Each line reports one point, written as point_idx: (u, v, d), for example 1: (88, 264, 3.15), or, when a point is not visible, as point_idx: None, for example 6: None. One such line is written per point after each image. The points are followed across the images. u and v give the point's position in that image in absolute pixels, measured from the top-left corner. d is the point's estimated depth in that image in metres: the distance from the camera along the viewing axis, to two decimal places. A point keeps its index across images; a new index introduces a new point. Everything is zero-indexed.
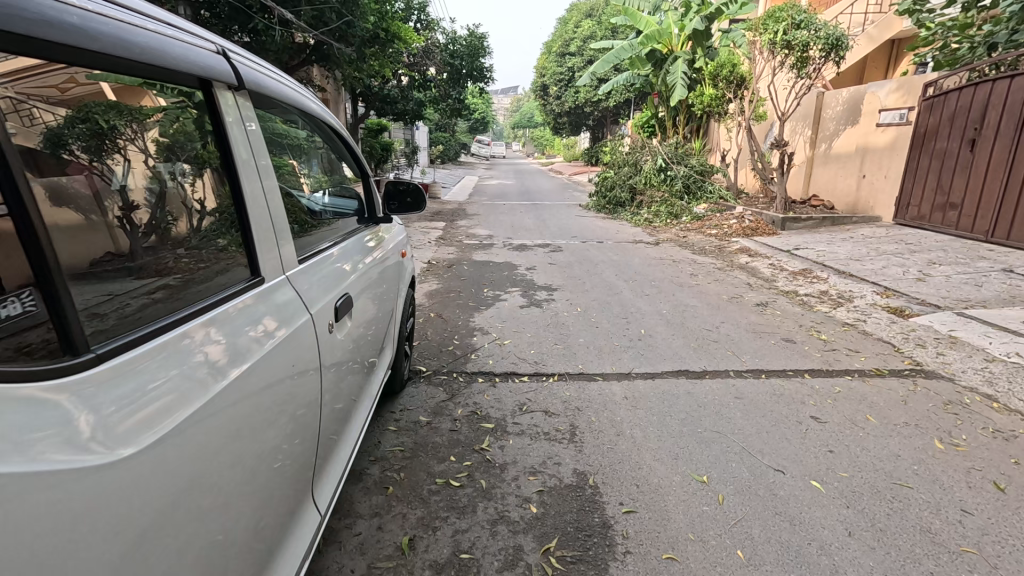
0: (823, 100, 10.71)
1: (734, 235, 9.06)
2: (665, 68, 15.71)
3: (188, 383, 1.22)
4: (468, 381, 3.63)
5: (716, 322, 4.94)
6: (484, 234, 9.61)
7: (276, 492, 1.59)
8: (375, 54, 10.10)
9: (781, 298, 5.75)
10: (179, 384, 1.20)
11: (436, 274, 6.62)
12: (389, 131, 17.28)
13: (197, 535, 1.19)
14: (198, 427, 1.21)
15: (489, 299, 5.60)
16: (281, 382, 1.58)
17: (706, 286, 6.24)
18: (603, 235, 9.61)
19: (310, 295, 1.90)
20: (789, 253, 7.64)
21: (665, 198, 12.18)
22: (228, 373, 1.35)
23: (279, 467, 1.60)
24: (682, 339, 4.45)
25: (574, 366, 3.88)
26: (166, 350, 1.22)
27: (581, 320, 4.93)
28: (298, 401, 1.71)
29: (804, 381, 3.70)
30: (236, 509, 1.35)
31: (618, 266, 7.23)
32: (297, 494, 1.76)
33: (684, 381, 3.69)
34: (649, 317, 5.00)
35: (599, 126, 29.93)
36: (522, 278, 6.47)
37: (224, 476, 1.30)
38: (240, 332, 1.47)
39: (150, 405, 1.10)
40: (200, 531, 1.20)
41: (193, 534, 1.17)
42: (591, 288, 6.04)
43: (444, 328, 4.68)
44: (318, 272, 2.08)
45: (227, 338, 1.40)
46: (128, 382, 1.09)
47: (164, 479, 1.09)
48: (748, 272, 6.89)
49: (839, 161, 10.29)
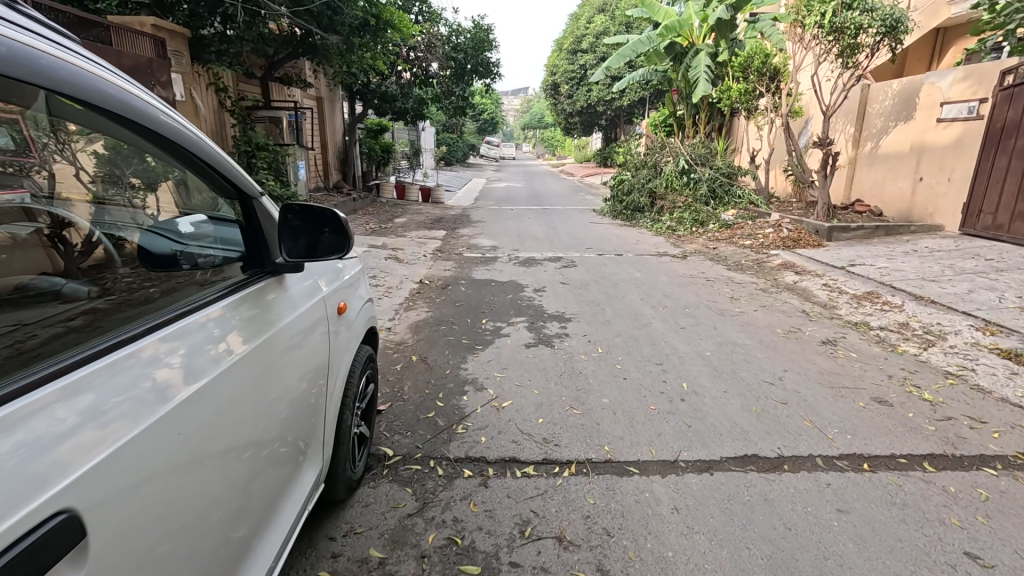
0: (869, 93, 9.54)
1: (773, 247, 7.92)
2: (686, 62, 14.56)
3: (135, 407, 1.14)
4: (450, 476, 2.58)
5: (777, 369, 3.84)
6: (487, 246, 8.57)
7: (232, 531, 1.42)
8: (366, 44, 9.10)
9: (850, 333, 4.63)
10: (134, 403, 1.14)
11: (426, 299, 5.60)
12: (390, 131, 16.29)
13: (153, 559, 1.12)
14: (145, 452, 1.12)
15: (488, 333, 4.55)
16: (246, 399, 1.49)
17: (752, 314, 5.16)
18: (622, 247, 8.54)
19: (263, 322, 1.66)
20: (844, 271, 6.49)
21: (688, 203, 11.03)
22: (180, 395, 1.25)
23: (236, 500, 1.44)
24: (738, 399, 3.37)
25: (598, 448, 2.81)
26: (117, 369, 1.17)
27: (603, 367, 3.87)
28: (264, 418, 1.60)
29: (928, 477, 2.59)
30: (193, 532, 1.25)
31: (642, 287, 6.13)
32: (267, 516, 1.63)
33: (756, 476, 2.59)
34: (690, 364, 3.92)
35: (613, 125, 28.72)
36: (529, 303, 5.42)
37: (183, 497, 1.22)
38: (197, 351, 1.38)
39: (97, 426, 1.05)
40: (156, 554, 1.13)
41: (148, 558, 1.10)
42: (612, 318, 4.97)
43: (426, 379, 3.66)
44: (265, 298, 1.73)
45: (188, 357, 1.33)
46: (75, 404, 1.04)
47: (118, 498, 1.04)
48: (799, 294, 5.78)
49: (888, 161, 9.12)
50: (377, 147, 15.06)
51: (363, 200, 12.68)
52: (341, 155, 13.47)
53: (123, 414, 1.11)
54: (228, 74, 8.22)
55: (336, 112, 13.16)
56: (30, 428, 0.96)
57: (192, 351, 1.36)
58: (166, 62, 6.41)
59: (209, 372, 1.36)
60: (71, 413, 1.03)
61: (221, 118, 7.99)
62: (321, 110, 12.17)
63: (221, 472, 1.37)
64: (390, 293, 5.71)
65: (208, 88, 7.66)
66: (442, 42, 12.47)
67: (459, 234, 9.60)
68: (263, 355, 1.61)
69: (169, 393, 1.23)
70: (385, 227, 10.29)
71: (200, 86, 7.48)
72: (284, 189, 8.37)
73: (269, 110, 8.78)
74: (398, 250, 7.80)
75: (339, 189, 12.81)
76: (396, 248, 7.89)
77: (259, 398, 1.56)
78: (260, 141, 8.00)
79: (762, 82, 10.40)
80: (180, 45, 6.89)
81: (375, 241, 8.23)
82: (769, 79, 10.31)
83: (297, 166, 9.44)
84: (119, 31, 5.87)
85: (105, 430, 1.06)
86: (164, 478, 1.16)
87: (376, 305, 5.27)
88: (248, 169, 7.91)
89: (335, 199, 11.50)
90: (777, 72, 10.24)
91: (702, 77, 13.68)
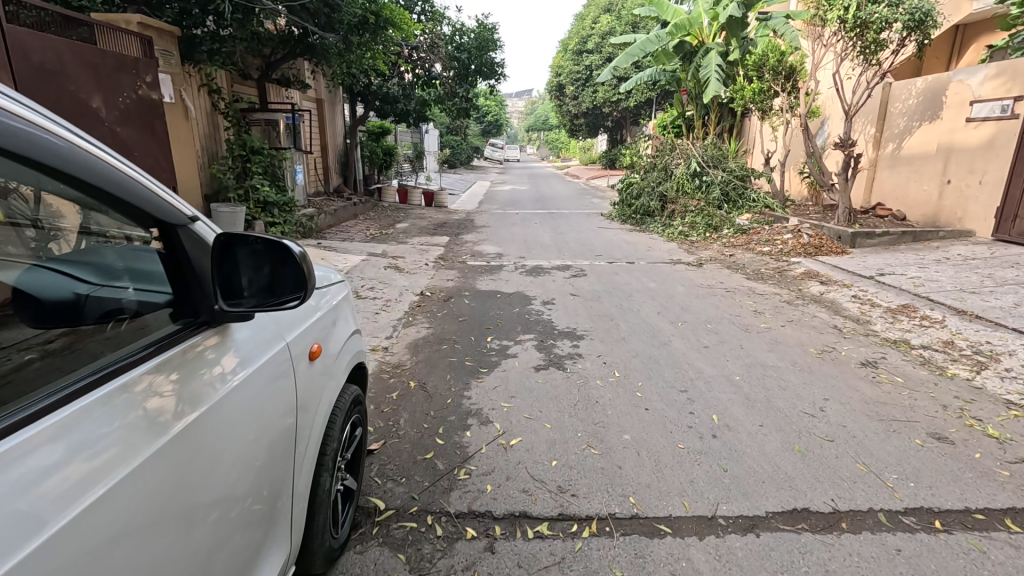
0: (891, 92, 9.11)
1: (793, 255, 7.52)
2: (696, 61, 14.14)
3: (129, 439, 1.06)
4: (450, 538, 2.20)
5: (816, 397, 3.45)
6: (492, 253, 8.20)
7: (242, 556, 1.36)
8: (366, 44, 8.76)
9: (891, 352, 4.22)
10: (129, 433, 1.06)
11: (427, 312, 5.24)
12: (392, 134, 15.97)
13: None
14: (132, 488, 1.03)
15: (493, 354, 4.18)
16: (252, 419, 1.40)
17: (780, 331, 4.75)
18: (633, 254, 8.16)
19: (263, 339, 1.55)
20: (874, 280, 6.08)
21: (701, 207, 10.64)
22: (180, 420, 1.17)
23: (247, 524, 1.38)
24: (777, 435, 2.98)
25: (622, 500, 2.43)
26: (110, 399, 1.08)
27: (622, 395, 3.48)
28: (274, 438, 1.51)
29: (1016, 540, 2.19)
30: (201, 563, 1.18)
31: (658, 299, 5.75)
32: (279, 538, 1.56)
33: (811, 539, 2.20)
34: (718, 390, 3.53)
35: (618, 127, 28.29)
36: (537, 318, 5.05)
37: (187, 527, 1.15)
38: (194, 375, 1.27)
39: (89, 462, 0.97)
40: None
41: None
42: (627, 335, 4.58)
43: (425, 409, 3.29)
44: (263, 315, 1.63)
45: (186, 380, 1.24)
46: (63, 441, 0.96)
47: (114, 539, 0.97)
48: (827, 308, 5.37)
49: (912, 163, 8.69)
50: (379, 150, 14.73)
51: (364, 205, 12.36)
52: (342, 158, 13.15)
53: (115, 446, 1.03)
54: (223, 75, 7.91)
55: (336, 114, 12.84)
56: (14, 470, 0.88)
57: (189, 376, 1.26)
58: (155, 63, 6.10)
59: (208, 398, 1.26)
60: (59, 449, 0.95)
61: (215, 121, 7.67)
62: (321, 113, 11.85)
63: (218, 505, 1.26)
64: (389, 305, 5.35)
65: (202, 90, 7.34)
66: (445, 42, 12.13)
67: (463, 241, 9.25)
68: (268, 372, 1.52)
69: (161, 423, 1.13)
70: (387, 233, 9.95)
71: (193, 88, 7.16)
72: (282, 195, 8.06)
73: (265, 113, 8.44)
74: (399, 259, 7.44)
75: (340, 193, 12.48)
76: (397, 256, 7.55)
77: (265, 417, 1.48)
78: (256, 144, 7.67)
79: (777, 81, 9.93)
80: (171, 44, 6.57)
81: (376, 248, 7.90)
82: (785, 77, 9.79)
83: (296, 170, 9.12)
84: (104, 29, 5.55)
85: (92, 462, 0.97)
86: (150, 515, 1.06)
87: (374, 320, 4.92)
88: (243, 175, 7.58)
89: (335, 203, 11.18)
90: (793, 71, 9.77)
91: (713, 77, 13.23)
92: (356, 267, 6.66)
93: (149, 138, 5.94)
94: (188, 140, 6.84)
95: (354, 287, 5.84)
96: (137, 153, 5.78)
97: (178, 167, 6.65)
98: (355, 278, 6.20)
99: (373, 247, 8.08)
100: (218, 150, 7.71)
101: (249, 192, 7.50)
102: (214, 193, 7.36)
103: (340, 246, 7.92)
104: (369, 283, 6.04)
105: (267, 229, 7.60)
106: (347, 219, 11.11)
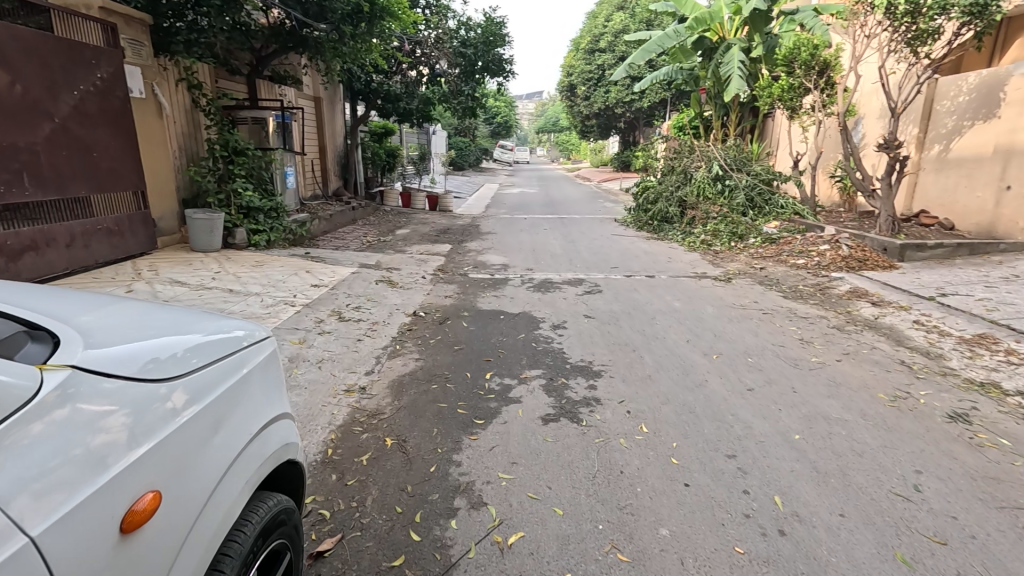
0: (938, 88, 8.25)
1: (833, 269, 6.73)
2: (717, 58, 13.34)
3: (76, 471, 0.99)
4: None
5: (907, 467, 2.68)
6: (497, 264, 7.48)
7: None
8: (361, 36, 8.09)
9: (981, 399, 3.44)
10: (77, 466, 0.99)
11: (419, 338, 4.52)
12: (396, 134, 15.32)
13: None
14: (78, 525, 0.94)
15: (491, 397, 3.46)
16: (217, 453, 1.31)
17: (837, 367, 3.97)
18: (653, 266, 7.39)
19: (220, 372, 1.43)
20: (934, 302, 5.28)
21: (723, 213, 9.84)
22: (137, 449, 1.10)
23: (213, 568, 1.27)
24: (869, 531, 2.22)
25: None
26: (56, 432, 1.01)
27: (653, 462, 2.73)
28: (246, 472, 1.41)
29: None
30: None
31: (686, 322, 5.00)
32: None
33: None
34: (775, 456, 2.77)
35: (631, 128, 27.50)
36: (546, 347, 4.31)
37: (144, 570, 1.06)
38: (148, 408, 1.18)
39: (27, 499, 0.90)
40: None
41: None
42: (654, 372, 3.83)
43: (400, 481, 2.57)
44: (219, 351, 1.49)
45: (141, 412, 1.16)
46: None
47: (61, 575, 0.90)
48: (887, 337, 4.58)
49: (963, 166, 7.83)
50: (382, 151, 14.08)
51: (364, 209, 11.71)
52: (341, 160, 12.51)
53: (60, 482, 0.96)
54: (204, 67, 7.24)
55: (336, 113, 12.20)
56: None
57: (142, 409, 1.16)
58: (121, 53, 5.46)
59: (163, 429, 1.17)
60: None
61: (195, 118, 7.00)
62: (319, 112, 11.22)
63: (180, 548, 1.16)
64: (376, 329, 4.65)
65: (179, 83, 6.66)
66: (450, 37, 11.45)
67: (466, 250, 8.54)
68: (229, 401, 1.41)
69: (113, 455, 1.05)
70: (385, 240, 9.28)
71: (170, 82, 6.49)
72: (269, 199, 7.42)
73: (253, 111, 7.81)
74: (394, 270, 6.76)
75: (339, 197, 11.85)
76: (392, 268, 6.86)
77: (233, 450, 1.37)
78: (241, 144, 7.05)
79: (809, 77, 9.29)
80: (143, 33, 5.94)
81: (370, 259, 7.22)
82: (818, 74, 9.17)
83: (287, 171, 8.48)
84: (63, 14, 4.93)
85: (34, 501, 0.91)
86: (119, 545, 1.01)
87: (356, 347, 4.22)
88: (226, 177, 6.96)
89: (333, 208, 10.54)
90: (827, 66, 9.05)
91: (735, 74, 12.42)
92: (344, 281, 5.97)
93: (109, 136, 5.30)
94: (161, 140, 6.19)
95: (339, 305, 5.15)
96: (95, 153, 5.15)
97: (149, 173, 6.01)
98: (342, 293, 5.52)
99: (367, 256, 7.40)
100: (197, 150, 7.05)
101: (232, 196, 6.88)
102: (193, 197, 6.74)
103: (330, 255, 7.26)
104: (357, 301, 5.34)
105: (250, 237, 6.97)
106: (345, 224, 10.46)
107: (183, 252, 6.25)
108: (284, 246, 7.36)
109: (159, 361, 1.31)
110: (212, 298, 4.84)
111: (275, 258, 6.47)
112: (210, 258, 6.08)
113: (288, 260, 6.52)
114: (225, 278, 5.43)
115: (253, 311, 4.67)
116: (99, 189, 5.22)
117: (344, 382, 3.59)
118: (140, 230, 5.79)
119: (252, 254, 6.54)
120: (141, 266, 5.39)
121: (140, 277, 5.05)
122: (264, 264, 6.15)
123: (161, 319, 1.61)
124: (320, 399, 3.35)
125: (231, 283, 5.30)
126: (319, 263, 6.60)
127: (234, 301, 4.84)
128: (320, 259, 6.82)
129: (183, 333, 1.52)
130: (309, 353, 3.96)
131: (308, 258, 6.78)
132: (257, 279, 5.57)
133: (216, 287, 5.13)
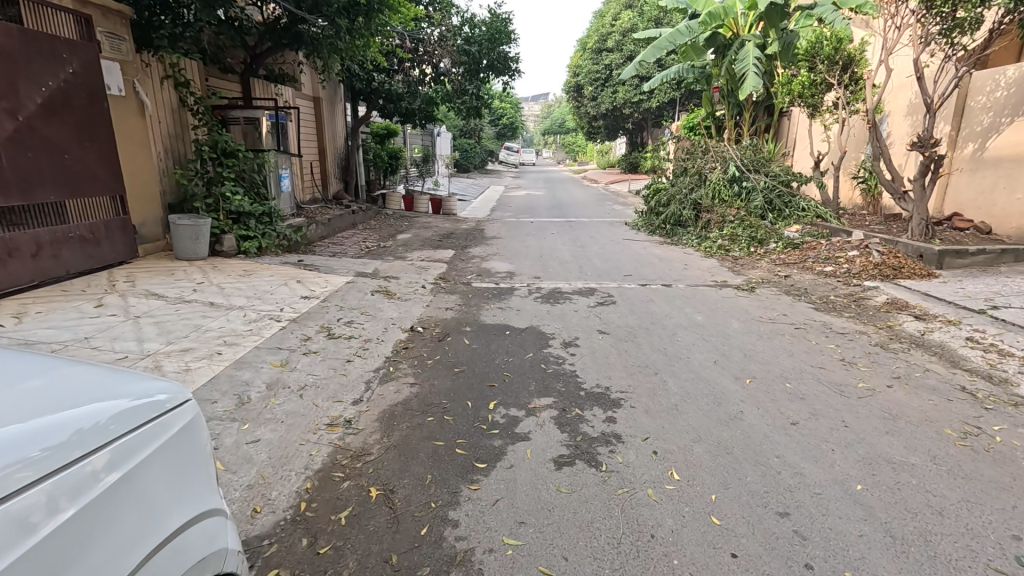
0: (973, 83, 7.70)
1: (866, 278, 6.22)
2: (730, 54, 12.83)
3: None
4: None
5: (1003, 532, 2.19)
6: (502, 272, 7.03)
7: None
8: (358, 30, 7.66)
9: None
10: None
11: (415, 358, 4.07)
12: (398, 136, 14.92)
13: None
14: None
15: (495, 433, 3.00)
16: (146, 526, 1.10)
17: (891, 395, 3.47)
18: (668, 274, 6.90)
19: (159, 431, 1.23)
20: (986, 316, 4.76)
21: (741, 216, 9.34)
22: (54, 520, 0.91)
23: None
24: None
25: None
26: None
27: (689, 522, 2.26)
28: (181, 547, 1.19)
29: None
30: None
31: (711, 339, 4.52)
32: None
33: None
34: (837, 515, 2.30)
35: (639, 129, 26.99)
36: (557, 370, 3.84)
37: None
38: (71, 472, 0.98)
39: None
40: None
41: None
42: (680, 401, 3.36)
43: (384, 549, 2.11)
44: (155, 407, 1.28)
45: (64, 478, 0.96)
46: None
47: None
48: (940, 358, 4.07)
49: (1001, 166, 7.29)
50: (384, 152, 13.68)
51: (364, 212, 11.30)
52: (342, 162, 12.12)
53: None
54: (191, 65, 6.79)
55: (337, 114, 11.83)
56: None
57: (66, 473, 0.97)
58: (96, 47, 5.07)
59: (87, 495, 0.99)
60: None
61: (182, 118, 6.59)
62: (318, 112, 10.86)
63: None
64: (368, 347, 4.20)
65: (164, 80, 6.25)
66: (454, 34, 11.02)
67: (470, 256, 8.10)
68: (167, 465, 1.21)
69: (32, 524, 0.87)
70: (385, 246, 8.85)
71: (153, 79, 6.08)
72: (261, 204, 7.02)
73: (245, 110, 7.39)
74: (391, 279, 6.32)
75: (339, 200, 11.47)
76: (389, 276, 6.43)
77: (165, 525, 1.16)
78: (231, 146, 6.66)
79: (831, 73, 8.83)
80: (122, 26, 5.55)
81: (367, 266, 6.79)
82: (841, 69, 8.72)
83: (282, 174, 8.07)
84: (32, 5, 4.55)
85: None
86: None
87: (344, 370, 3.77)
88: (214, 181, 6.56)
89: (332, 212, 10.13)
90: (851, 61, 8.59)
91: (751, 70, 11.89)
92: (337, 291, 5.53)
93: (83, 137, 4.91)
94: (142, 142, 5.80)
95: (329, 319, 4.71)
96: (67, 155, 4.76)
97: (129, 176, 5.62)
98: (334, 305, 5.10)
99: (365, 264, 6.98)
100: (184, 152, 6.63)
101: (220, 201, 6.47)
102: (179, 201, 6.32)
103: (325, 262, 6.83)
104: (350, 314, 4.90)
105: (240, 244, 6.56)
106: (344, 229, 10.06)
107: (167, 260, 5.85)
108: (277, 252, 6.95)
109: (81, 422, 1.07)
110: (190, 312, 4.42)
111: (265, 267, 6.05)
112: (194, 267, 5.66)
113: (278, 268, 6.09)
114: (207, 289, 5.00)
115: (234, 327, 4.24)
116: (70, 194, 4.82)
117: (326, 414, 3.14)
118: (118, 237, 5.37)
119: (241, 262, 6.13)
120: (118, 277, 4.99)
121: (114, 289, 4.63)
122: (252, 273, 5.72)
123: (84, 365, 1.36)
124: (297, 436, 2.90)
125: (214, 295, 4.88)
126: (311, 271, 6.18)
127: (213, 315, 4.41)
128: (313, 267, 6.40)
129: (121, 381, 1.30)
130: (291, 378, 3.52)
131: (300, 267, 6.36)
132: (242, 290, 5.15)
133: (197, 300, 4.71)
